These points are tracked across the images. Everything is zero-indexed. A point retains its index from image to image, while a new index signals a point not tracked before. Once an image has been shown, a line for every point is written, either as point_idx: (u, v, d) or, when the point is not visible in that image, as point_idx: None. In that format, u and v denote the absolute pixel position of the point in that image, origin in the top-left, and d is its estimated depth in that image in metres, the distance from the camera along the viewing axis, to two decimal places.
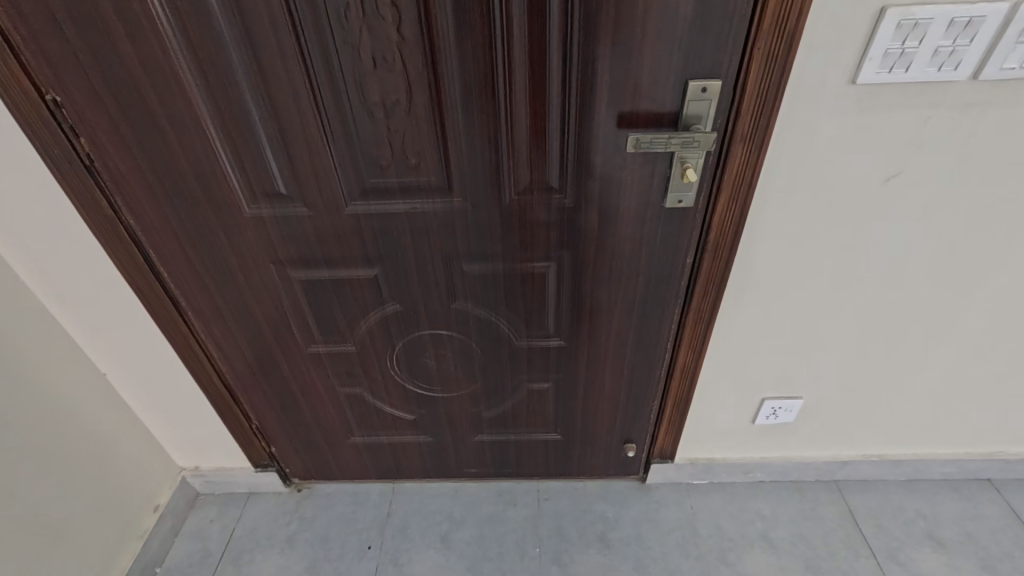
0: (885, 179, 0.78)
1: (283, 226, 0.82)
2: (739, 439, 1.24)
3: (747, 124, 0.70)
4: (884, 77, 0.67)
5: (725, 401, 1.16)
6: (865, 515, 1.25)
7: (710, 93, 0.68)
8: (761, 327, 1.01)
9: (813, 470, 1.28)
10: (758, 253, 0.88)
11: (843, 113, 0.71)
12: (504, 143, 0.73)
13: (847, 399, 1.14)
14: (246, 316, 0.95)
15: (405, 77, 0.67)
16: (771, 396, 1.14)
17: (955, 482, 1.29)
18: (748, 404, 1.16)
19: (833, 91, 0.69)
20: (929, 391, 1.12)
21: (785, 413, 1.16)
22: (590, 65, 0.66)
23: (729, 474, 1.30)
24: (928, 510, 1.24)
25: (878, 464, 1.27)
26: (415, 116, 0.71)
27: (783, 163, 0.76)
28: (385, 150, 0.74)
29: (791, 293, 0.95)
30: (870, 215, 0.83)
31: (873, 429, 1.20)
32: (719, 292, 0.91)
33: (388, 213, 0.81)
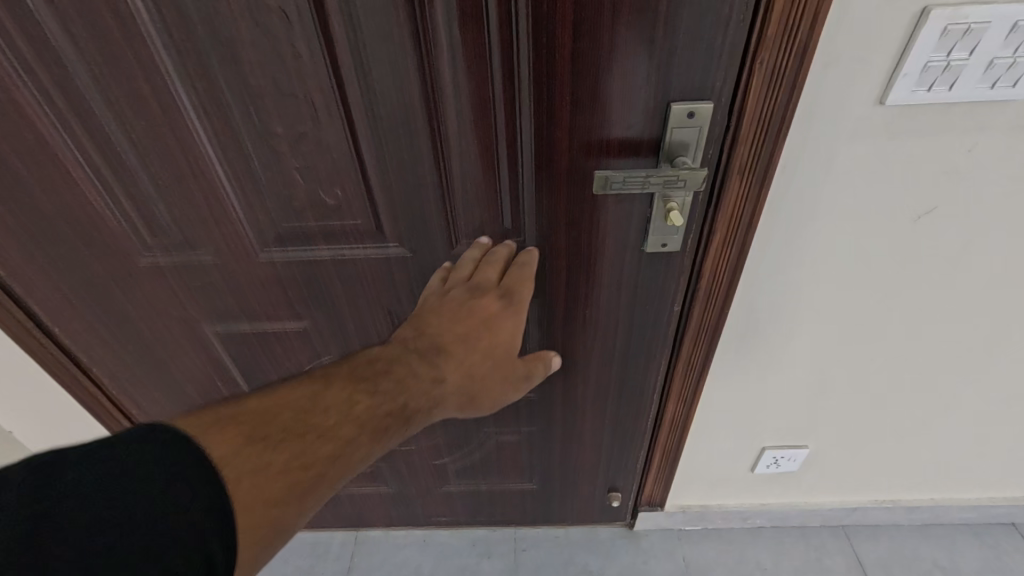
0: (915, 218, 0.64)
1: (185, 275, 0.68)
2: (737, 485, 1.11)
3: (745, 155, 0.56)
4: (922, 96, 0.52)
5: (721, 449, 1.03)
6: (875, 565, 1.13)
7: (700, 118, 0.53)
8: (762, 375, 0.88)
9: (818, 516, 1.16)
10: (758, 297, 0.75)
11: (867, 139, 0.57)
12: (443, 178, 0.59)
13: (858, 446, 1.01)
14: (161, 371, 0.82)
15: (310, 103, 0.53)
16: (772, 445, 1.01)
17: (975, 527, 1.17)
18: (748, 452, 1.03)
19: (854, 113, 0.55)
20: (952, 438, 0.99)
21: (788, 461, 1.04)
22: (545, 86, 0.51)
23: (726, 521, 1.18)
24: (945, 560, 1.13)
25: (891, 510, 1.14)
26: (328, 150, 0.56)
27: (790, 197, 0.62)
28: (296, 190, 0.60)
29: (798, 340, 0.81)
30: (895, 256, 0.69)
31: (886, 475, 1.08)
32: (712, 342, 0.77)
33: (311, 260, 0.67)
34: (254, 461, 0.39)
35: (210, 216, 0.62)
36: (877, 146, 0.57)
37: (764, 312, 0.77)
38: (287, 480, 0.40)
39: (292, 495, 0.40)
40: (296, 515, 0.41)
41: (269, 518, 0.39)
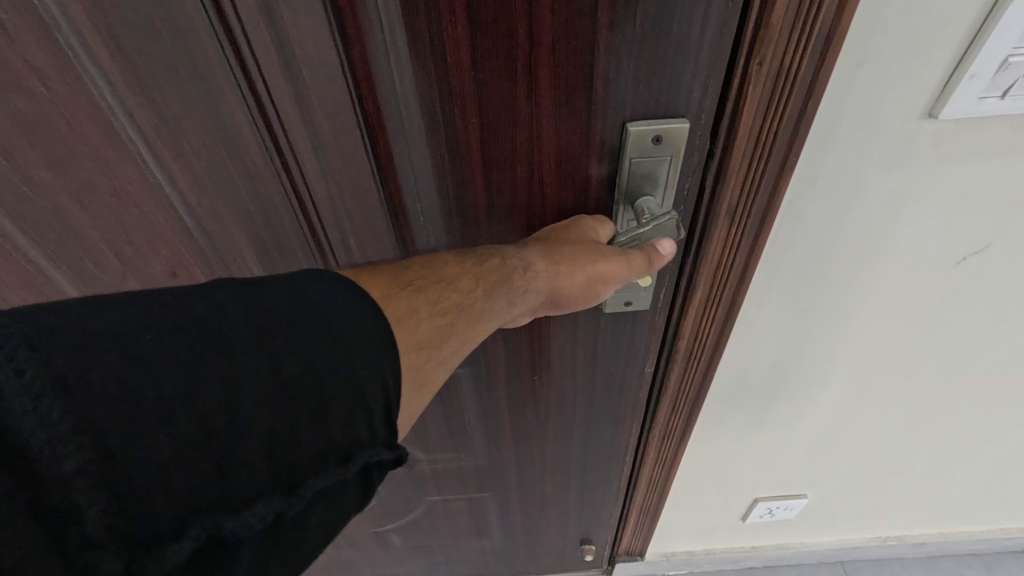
0: (954, 262, 0.50)
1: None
2: (725, 531, 0.99)
3: (735, 195, 0.40)
4: (992, 106, 0.38)
5: (707, 500, 0.90)
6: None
7: (670, 143, 0.36)
8: (756, 429, 0.74)
9: (815, 555, 1.04)
10: (752, 350, 0.60)
11: (903, 166, 0.42)
12: (310, 235, 0.42)
13: (865, 492, 0.88)
14: None
15: (89, 141, 0.36)
16: (765, 496, 0.89)
17: (986, 557, 1.06)
18: (739, 504, 0.91)
19: (888, 131, 0.40)
20: (973, 480, 0.86)
21: (784, 510, 0.91)
22: (435, 103, 0.34)
23: (713, 563, 1.06)
24: None
25: (895, 547, 1.03)
26: (134, 202, 0.40)
27: (796, 237, 0.47)
28: (102, 256, 0.43)
29: (799, 392, 0.67)
30: (924, 303, 0.55)
31: (895, 515, 0.95)
32: (694, 405, 0.62)
33: None
34: (408, 302, 0.31)
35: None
36: (912, 176, 0.43)
37: (759, 368, 0.63)
38: (433, 322, 0.32)
39: (438, 340, 0.32)
40: (447, 357, 0.33)
41: (423, 359, 0.31)
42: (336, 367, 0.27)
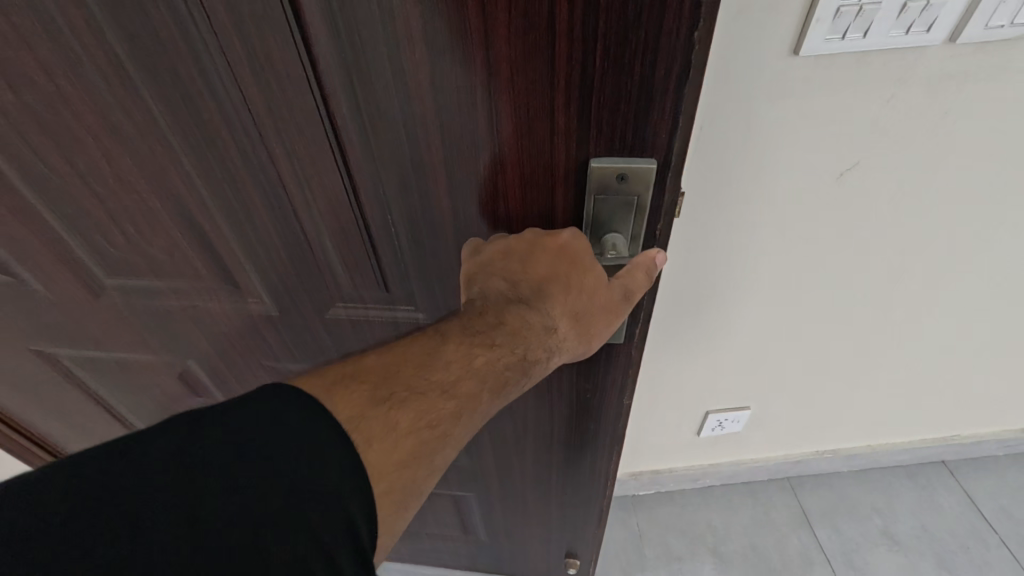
0: (837, 176, 0.59)
1: (25, 303, 0.60)
2: (683, 448, 1.12)
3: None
4: (834, 46, 0.48)
5: (665, 418, 1.03)
6: (819, 516, 1.21)
7: (634, 183, 0.36)
8: (700, 348, 0.85)
9: (764, 472, 1.21)
10: (680, 269, 0.71)
11: (777, 96, 0.52)
12: (293, 237, 0.46)
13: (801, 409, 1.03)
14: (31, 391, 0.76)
15: (97, 139, 0.41)
16: (715, 409, 0.99)
17: (911, 469, 1.26)
18: (690, 418, 1.02)
19: (759, 67, 0.50)
20: (888, 397, 1.02)
21: (731, 422, 1.03)
22: (391, 124, 0.35)
23: (678, 483, 1.23)
24: (882, 503, 1.22)
25: (831, 459, 1.19)
26: (136, 190, 0.44)
27: (701, 163, 0.58)
28: (115, 233, 0.49)
29: (728, 309, 0.78)
30: (818, 220, 0.65)
31: (829, 430, 1.11)
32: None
33: (156, 302, 0.57)
34: (382, 420, 0.33)
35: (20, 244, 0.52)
36: (788, 103, 0.53)
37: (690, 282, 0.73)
38: (418, 439, 0.35)
39: (417, 456, 0.34)
40: (436, 466, 0.36)
41: (404, 476, 0.34)
42: (284, 480, 0.29)
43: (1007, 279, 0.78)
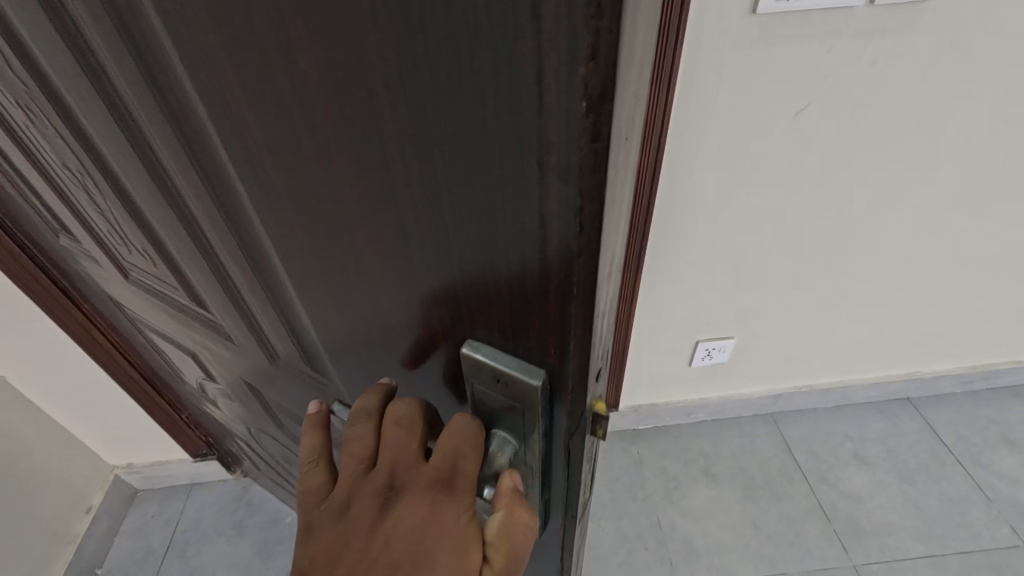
0: (793, 115, 0.85)
1: (115, 286, 0.76)
2: (679, 380, 1.34)
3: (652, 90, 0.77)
4: (782, 5, 0.73)
5: (663, 349, 1.25)
6: (798, 441, 1.40)
7: (513, 388, 0.30)
8: (699, 269, 1.08)
9: (750, 404, 1.42)
10: (683, 194, 0.94)
11: (748, 45, 0.77)
12: (229, 293, 0.48)
13: (778, 337, 1.26)
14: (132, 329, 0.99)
15: (83, 172, 0.45)
16: (705, 338, 1.23)
17: (878, 403, 1.46)
18: (685, 347, 1.25)
19: (735, 22, 0.75)
20: (851, 322, 1.25)
21: (719, 352, 1.26)
22: (267, 217, 0.31)
23: (673, 417, 1.43)
24: (854, 431, 1.41)
25: (808, 393, 1.42)
26: (118, 216, 0.49)
27: (694, 98, 0.82)
28: (118, 238, 0.55)
29: (724, 231, 1.01)
30: (784, 152, 0.90)
31: (806, 361, 1.34)
32: (643, 239, 0.98)
33: (155, 293, 0.65)
34: None
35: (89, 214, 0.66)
36: (756, 51, 0.78)
37: (684, 201, 0.95)
38: None
39: None
40: None
41: None
42: None
43: (937, 210, 1.03)
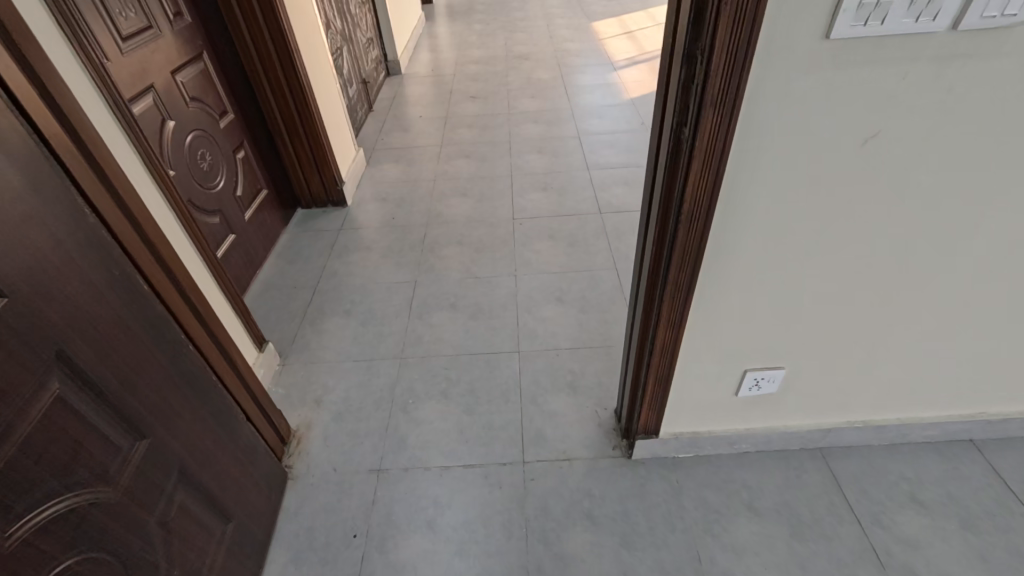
0: (861, 140, 0.81)
1: (125, 295, 0.88)
2: (724, 410, 1.30)
3: (713, 116, 0.75)
4: (859, 30, 0.68)
5: (710, 376, 1.21)
6: (849, 480, 1.34)
7: None
8: (747, 295, 1.03)
9: (799, 437, 1.37)
10: (739, 218, 0.90)
11: (818, 69, 0.72)
12: (47, 355, 0.71)
13: (829, 370, 1.21)
14: (177, 343, 1.02)
15: (37, 246, 0.72)
16: (754, 368, 1.19)
17: (938, 444, 1.38)
18: (731, 375, 1.21)
19: (807, 46, 0.70)
20: (909, 357, 1.18)
21: (768, 383, 1.22)
22: None
23: (715, 446, 1.39)
24: (910, 472, 1.34)
25: (861, 429, 1.36)
26: (57, 270, 0.74)
27: (754, 124, 0.78)
28: (110, 270, 0.85)
29: (778, 258, 0.96)
30: (851, 178, 0.85)
31: (858, 396, 1.28)
32: (694, 266, 0.96)
33: (150, 309, 0.95)
34: None
35: (69, 256, 0.77)
36: (825, 75, 0.73)
37: (741, 227, 0.91)
38: None
39: None
40: None
41: None
42: None
43: (1013, 246, 0.97)
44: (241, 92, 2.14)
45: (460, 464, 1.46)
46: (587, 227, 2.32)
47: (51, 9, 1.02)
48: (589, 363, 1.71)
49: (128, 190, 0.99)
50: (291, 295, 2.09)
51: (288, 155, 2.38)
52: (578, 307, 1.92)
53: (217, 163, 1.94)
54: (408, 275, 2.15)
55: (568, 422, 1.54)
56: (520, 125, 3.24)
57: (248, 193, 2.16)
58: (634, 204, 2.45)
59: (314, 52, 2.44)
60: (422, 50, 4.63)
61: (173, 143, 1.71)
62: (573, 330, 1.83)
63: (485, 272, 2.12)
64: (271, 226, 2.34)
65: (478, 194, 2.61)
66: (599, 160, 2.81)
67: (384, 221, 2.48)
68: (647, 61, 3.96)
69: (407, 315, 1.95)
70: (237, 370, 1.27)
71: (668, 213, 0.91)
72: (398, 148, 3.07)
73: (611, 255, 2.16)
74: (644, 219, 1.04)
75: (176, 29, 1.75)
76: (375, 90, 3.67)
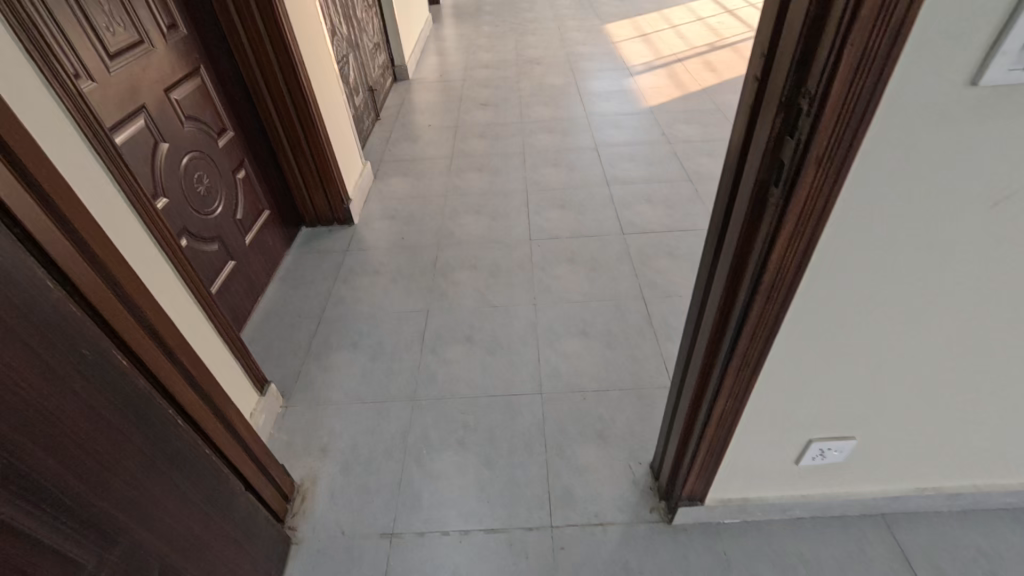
0: (991, 203, 0.66)
1: (92, 377, 0.74)
2: (781, 477, 1.16)
3: (815, 177, 0.61)
4: (1016, 76, 0.54)
5: (769, 445, 1.07)
6: (918, 554, 1.19)
7: None
8: (826, 366, 0.89)
9: (862, 504, 1.23)
10: (830, 288, 0.75)
11: (954, 121, 0.58)
12: None
13: (905, 438, 1.06)
14: (161, 420, 0.88)
15: None
16: (820, 438, 1.05)
17: (1016, 511, 1.24)
18: (794, 445, 1.07)
19: (947, 94, 0.55)
20: (998, 426, 1.04)
21: (835, 453, 1.08)
22: None
23: (766, 513, 1.25)
24: (987, 546, 1.19)
25: (931, 496, 1.21)
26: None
27: (864, 185, 0.63)
28: (74, 353, 0.72)
29: (869, 328, 0.82)
30: (972, 244, 0.71)
31: (934, 463, 1.14)
32: (768, 338, 0.82)
33: (128, 387, 0.81)
34: None
35: (18, 346, 0.64)
36: (961, 129, 0.58)
37: (829, 298, 0.77)
38: None
39: None
40: None
41: None
42: None
43: None
44: (243, 106, 2.00)
45: (482, 528, 1.32)
46: (610, 250, 2.17)
47: (14, 29, 0.87)
48: (619, 408, 1.56)
49: (106, 243, 0.85)
50: (295, 325, 1.95)
51: (291, 171, 2.24)
52: (604, 342, 1.78)
53: (215, 186, 1.80)
54: (419, 303, 2.00)
55: (599, 479, 1.40)
56: (534, 135, 3.08)
57: (250, 214, 2.02)
58: (659, 224, 2.30)
59: (319, 61, 2.29)
60: (429, 53, 4.48)
61: (168, 168, 1.58)
62: (599, 369, 1.69)
63: (502, 300, 1.98)
64: (274, 248, 2.20)
65: (492, 211, 2.47)
66: (619, 175, 2.66)
67: (393, 241, 2.34)
68: (663, 66, 3.81)
69: (420, 349, 1.81)
70: (234, 432, 1.14)
71: (742, 280, 0.77)
72: (406, 160, 2.93)
73: (638, 281, 2.01)
74: (706, 276, 0.90)
75: (171, 43, 1.61)
76: (381, 97, 3.52)
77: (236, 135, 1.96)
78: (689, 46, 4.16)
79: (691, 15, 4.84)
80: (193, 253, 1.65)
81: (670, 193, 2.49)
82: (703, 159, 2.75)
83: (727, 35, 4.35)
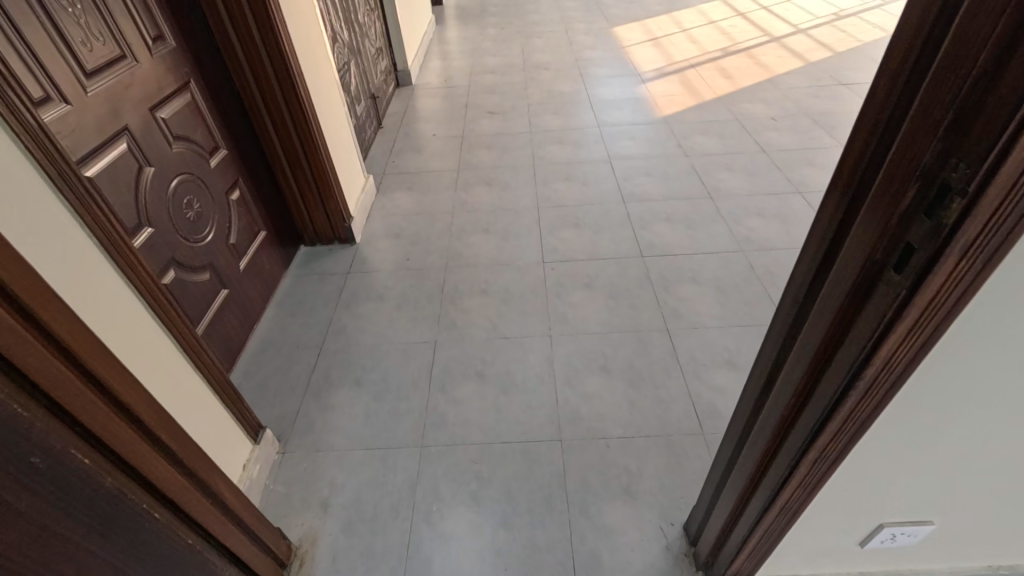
0: None
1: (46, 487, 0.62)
2: (840, 557, 1.03)
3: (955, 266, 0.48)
4: None
5: (833, 528, 0.94)
6: None
7: None
8: (915, 457, 0.76)
9: None
10: (940, 382, 0.62)
11: None
12: None
13: (987, 522, 0.94)
14: (131, 517, 0.75)
15: None
16: (892, 523, 0.92)
17: None
18: (861, 528, 0.94)
19: None
20: None
21: (906, 536, 0.95)
22: None
23: None
24: None
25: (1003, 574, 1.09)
26: None
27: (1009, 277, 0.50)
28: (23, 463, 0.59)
29: (976, 422, 0.69)
30: None
31: (1013, 544, 1.01)
32: (856, 433, 0.69)
33: (92, 488, 0.68)
34: None
35: None
36: None
37: (936, 392, 0.64)
38: None
39: None
40: None
41: None
42: None
43: None
44: (237, 121, 1.86)
45: None
46: (629, 275, 2.04)
47: None
48: (646, 459, 1.43)
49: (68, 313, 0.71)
50: (293, 357, 1.82)
51: (288, 187, 2.10)
52: (627, 380, 1.64)
53: (207, 210, 1.66)
54: (426, 333, 1.87)
55: (628, 543, 1.27)
56: (544, 147, 2.95)
57: (244, 237, 1.88)
58: (679, 246, 2.17)
59: (318, 70, 2.15)
60: (433, 57, 4.34)
61: (156, 194, 1.45)
62: (623, 412, 1.56)
63: (516, 331, 1.85)
64: (271, 271, 2.07)
65: (502, 230, 2.33)
66: (635, 191, 2.53)
67: (397, 262, 2.20)
68: (676, 73, 3.67)
69: (428, 387, 1.68)
70: (223, 506, 1.01)
71: (834, 370, 0.64)
72: (411, 173, 2.79)
73: (661, 311, 1.88)
74: (775, 351, 0.77)
75: (158, 56, 1.47)
76: (384, 104, 3.38)
77: (230, 152, 1.82)
78: (702, 51, 4.03)
79: (702, 18, 4.71)
80: (181, 286, 1.52)
81: (690, 212, 2.36)
82: (722, 174, 2.62)
83: (740, 40, 4.22)
